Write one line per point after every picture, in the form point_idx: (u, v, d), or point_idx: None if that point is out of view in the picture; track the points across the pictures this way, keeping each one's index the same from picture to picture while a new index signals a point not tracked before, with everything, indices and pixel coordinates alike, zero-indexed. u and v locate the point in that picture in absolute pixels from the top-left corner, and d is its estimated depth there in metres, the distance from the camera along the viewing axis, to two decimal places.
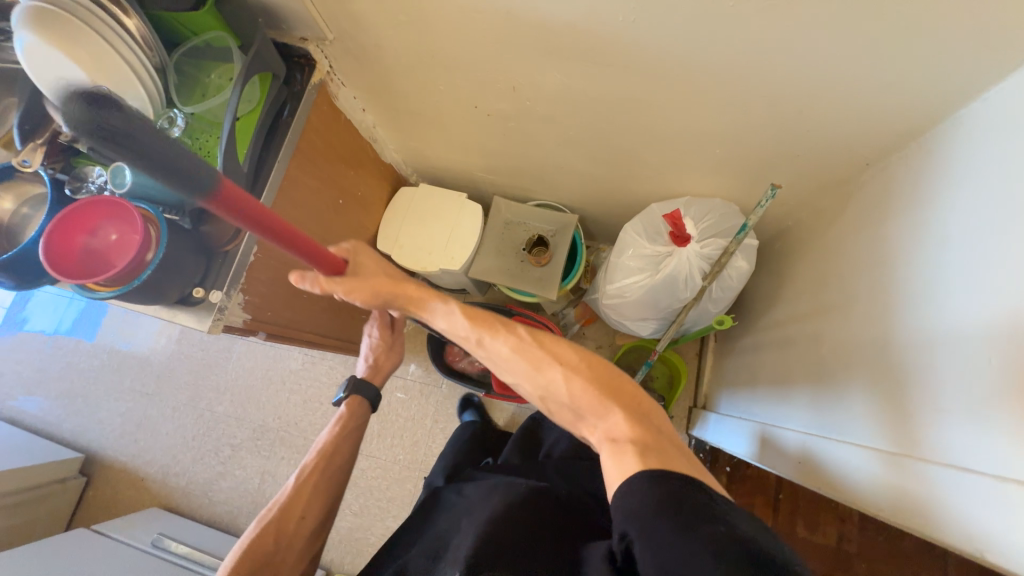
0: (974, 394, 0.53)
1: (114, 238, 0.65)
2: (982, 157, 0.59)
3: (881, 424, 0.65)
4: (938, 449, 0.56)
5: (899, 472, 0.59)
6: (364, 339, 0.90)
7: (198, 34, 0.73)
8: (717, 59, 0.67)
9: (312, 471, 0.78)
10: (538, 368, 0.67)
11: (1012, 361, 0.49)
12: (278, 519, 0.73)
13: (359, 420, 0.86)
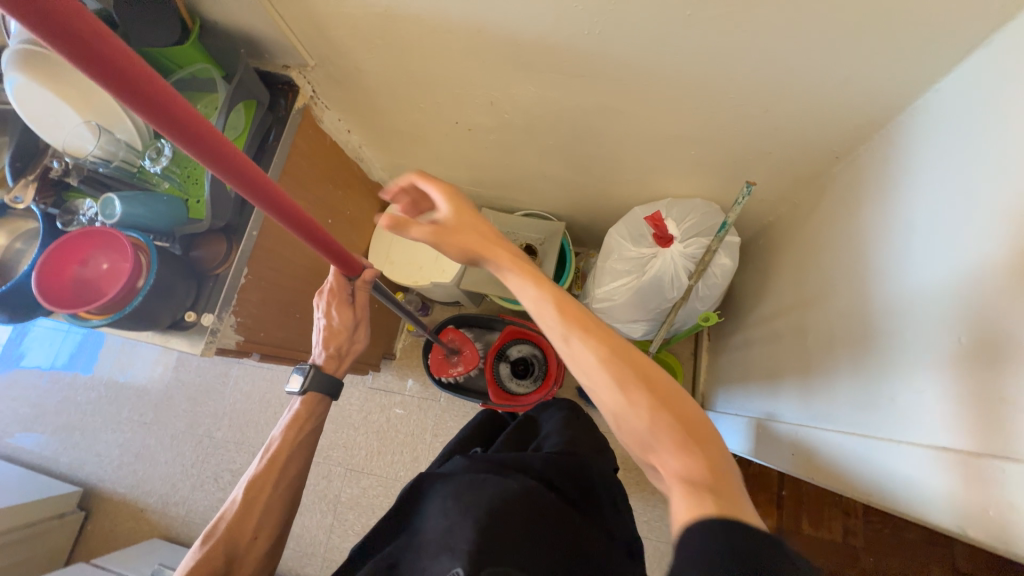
0: (996, 352, 0.45)
1: (105, 266, 0.68)
2: (946, 130, 0.57)
3: (888, 407, 0.57)
4: (964, 426, 0.47)
5: (936, 460, 0.48)
6: (316, 320, 0.75)
7: (183, 67, 0.75)
8: (674, 65, 0.67)
9: (267, 481, 0.69)
10: (626, 387, 0.43)
11: (1005, 326, 0.45)
12: (226, 539, 0.64)
13: (316, 419, 0.75)
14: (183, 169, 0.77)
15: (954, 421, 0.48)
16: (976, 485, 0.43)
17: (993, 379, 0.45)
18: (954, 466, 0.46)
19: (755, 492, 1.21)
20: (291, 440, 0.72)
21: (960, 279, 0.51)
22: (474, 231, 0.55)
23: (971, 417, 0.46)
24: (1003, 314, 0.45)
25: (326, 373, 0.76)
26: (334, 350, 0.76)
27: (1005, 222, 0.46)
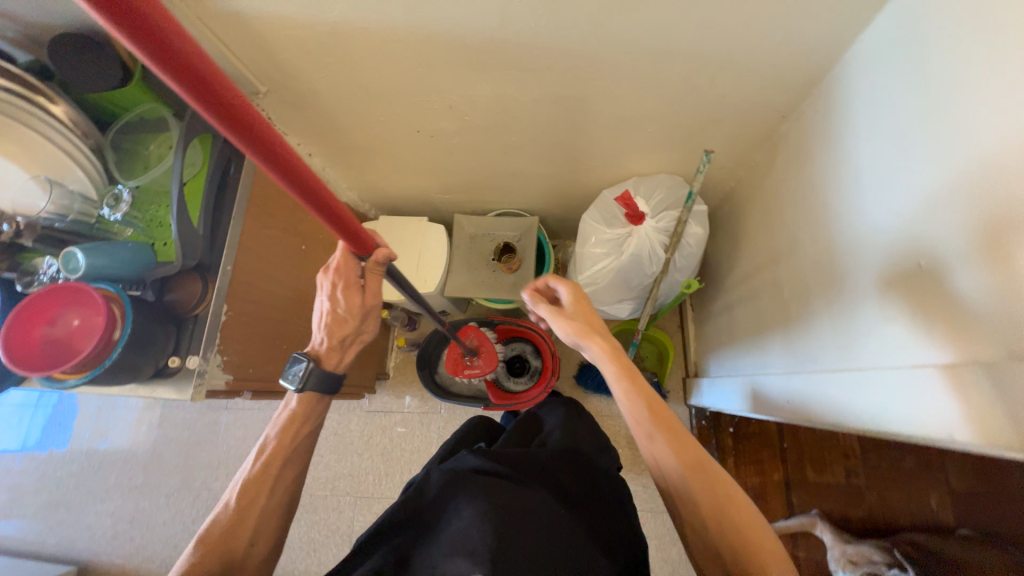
0: (949, 266, 0.48)
1: (76, 322, 0.66)
2: (876, 74, 0.61)
3: (861, 339, 0.61)
4: (930, 346, 0.49)
5: (909, 380, 0.51)
6: (321, 302, 0.71)
7: (130, 110, 0.74)
8: (621, 46, 0.70)
9: (264, 486, 0.63)
10: (704, 498, 0.55)
11: (955, 241, 0.47)
12: (220, 548, 0.59)
13: (314, 420, 0.71)
14: (144, 214, 0.74)
15: (923, 339, 0.50)
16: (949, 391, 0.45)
17: (946, 292, 0.48)
18: (932, 377, 0.48)
19: (759, 450, 1.32)
20: (288, 442, 0.67)
21: (908, 205, 0.54)
22: (585, 322, 0.69)
23: (936, 330, 0.48)
24: (947, 228, 0.48)
25: (324, 365, 0.71)
26: (334, 337, 0.72)
27: (937, 145, 0.50)
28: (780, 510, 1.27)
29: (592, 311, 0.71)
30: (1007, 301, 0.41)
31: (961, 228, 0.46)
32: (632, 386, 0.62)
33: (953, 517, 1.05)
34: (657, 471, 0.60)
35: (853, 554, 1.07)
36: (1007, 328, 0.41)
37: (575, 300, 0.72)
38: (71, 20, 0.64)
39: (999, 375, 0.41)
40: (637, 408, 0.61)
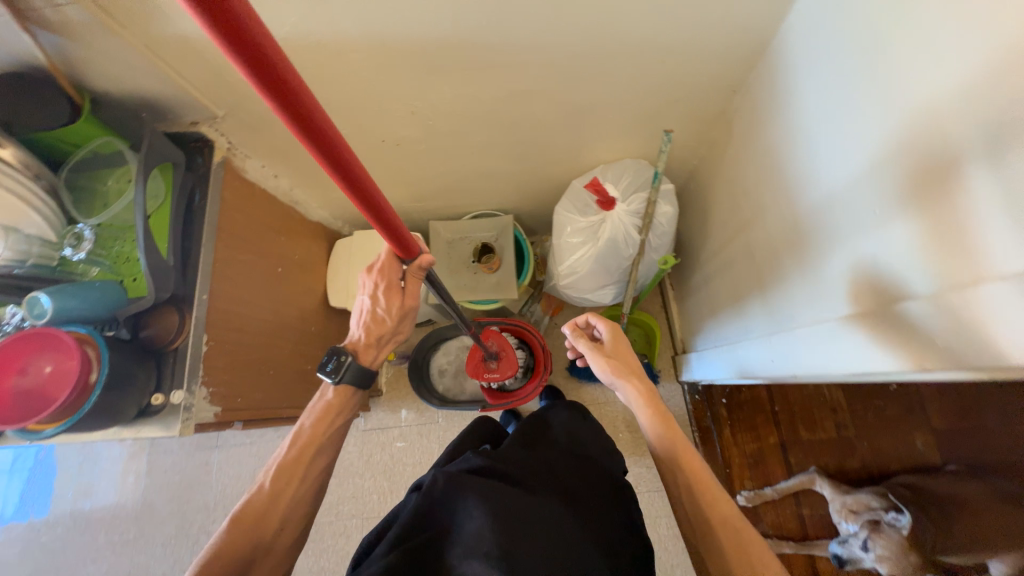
0: (892, 213, 0.51)
1: (49, 369, 0.63)
2: (812, 42, 0.64)
3: (823, 291, 0.64)
4: (878, 288, 0.52)
5: (857, 323, 0.54)
6: (362, 300, 0.76)
7: (83, 145, 0.71)
8: (572, 37, 0.72)
9: (297, 471, 0.67)
10: (720, 522, 0.60)
11: (894, 188, 0.50)
12: (253, 528, 0.62)
13: (344, 415, 0.75)
14: (109, 251, 0.72)
15: (879, 281, 0.52)
16: (898, 329, 0.47)
17: (888, 236, 0.51)
18: (885, 317, 0.50)
19: (753, 416, 1.29)
20: (321, 432, 0.71)
21: (858, 157, 0.56)
22: (626, 363, 0.78)
23: (888, 271, 0.51)
24: (894, 174, 0.50)
25: (361, 360, 0.76)
26: (371, 335, 0.77)
27: (879, 96, 0.52)
28: (779, 472, 1.24)
29: (631, 354, 0.80)
30: (949, 234, 0.43)
31: (897, 175, 0.50)
32: (667, 431, 0.69)
33: (931, 453, 1.16)
34: (688, 523, 0.63)
35: (853, 503, 1.09)
36: (948, 259, 0.43)
37: (614, 340, 0.81)
38: (14, 61, 0.63)
39: (945, 306, 0.43)
40: (670, 451, 0.68)
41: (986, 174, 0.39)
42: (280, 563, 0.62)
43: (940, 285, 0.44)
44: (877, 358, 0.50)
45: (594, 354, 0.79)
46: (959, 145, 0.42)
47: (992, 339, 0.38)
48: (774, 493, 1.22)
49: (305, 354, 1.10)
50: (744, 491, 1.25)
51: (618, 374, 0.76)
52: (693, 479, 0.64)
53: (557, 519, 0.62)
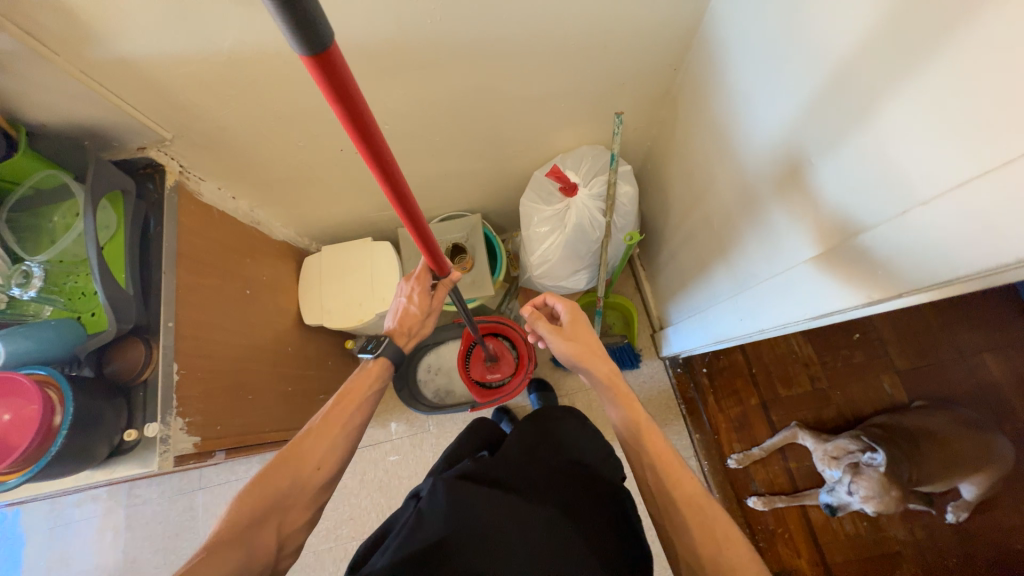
0: (827, 159, 0.55)
1: (6, 417, 0.59)
2: (737, 12, 0.68)
3: (779, 244, 0.67)
4: (825, 232, 0.56)
5: (810, 267, 0.57)
6: (398, 296, 0.83)
7: (22, 181, 0.68)
8: (516, 30, 0.74)
9: (340, 419, 0.69)
10: (682, 488, 0.63)
11: (825, 137, 0.54)
12: (294, 464, 0.63)
13: (381, 382, 0.76)
14: (62, 287, 0.69)
15: (822, 227, 0.56)
16: (840, 269, 0.52)
17: (828, 179, 0.55)
18: (834, 257, 0.53)
19: (733, 381, 1.34)
20: (363, 391, 0.73)
21: (789, 116, 0.60)
22: (585, 342, 0.80)
23: (828, 217, 0.55)
24: (823, 126, 0.54)
25: (397, 344, 0.79)
26: (406, 327, 0.81)
27: (800, 56, 0.56)
28: (763, 432, 1.29)
29: (592, 335, 0.81)
30: (877, 170, 0.47)
31: (827, 124, 0.53)
32: (630, 410, 0.72)
33: (898, 394, 1.25)
34: (654, 505, 0.66)
35: (834, 450, 1.14)
36: (880, 193, 0.46)
37: (573, 322, 0.82)
38: None
39: (880, 236, 0.46)
40: (634, 432, 0.70)
41: (900, 110, 0.43)
42: (311, 504, 0.63)
43: (873, 221, 0.48)
44: (834, 296, 0.53)
45: (555, 338, 0.80)
46: (873, 88, 0.46)
47: (920, 259, 0.41)
48: (761, 452, 1.27)
49: (284, 375, 1.07)
50: (733, 454, 1.29)
51: (579, 357, 0.78)
52: (659, 463, 0.66)
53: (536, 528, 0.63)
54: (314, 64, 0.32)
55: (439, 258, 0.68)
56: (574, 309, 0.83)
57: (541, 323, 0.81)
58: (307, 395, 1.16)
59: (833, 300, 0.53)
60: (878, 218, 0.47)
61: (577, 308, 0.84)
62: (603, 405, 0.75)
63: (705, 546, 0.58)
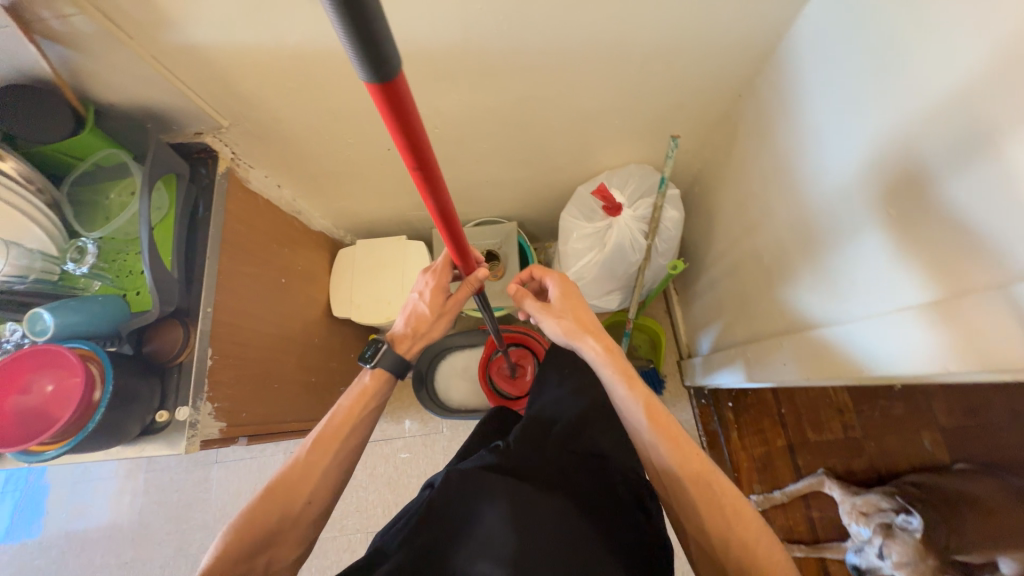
0: (925, 205, 0.50)
1: (50, 388, 0.61)
2: (817, 48, 0.65)
3: (853, 287, 0.62)
4: (922, 283, 0.51)
5: (906, 319, 0.52)
6: (412, 292, 0.79)
7: (85, 158, 0.70)
8: (581, 43, 0.72)
9: (331, 448, 0.67)
10: (692, 477, 0.60)
11: (926, 180, 0.50)
12: (282, 500, 0.62)
13: (380, 399, 0.73)
14: (112, 265, 0.71)
15: (914, 277, 0.52)
16: (928, 328, 0.49)
17: (921, 227, 0.51)
18: (936, 313, 0.48)
19: (760, 419, 1.29)
20: (357, 412, 0.70)
21: (875, 157, 0.57)
22: (577, 313, 0.75)
23: (922, 267, 0.50)
24: (922, 169, 0.50)
25: (397, 349, 0.75)
26: (412, 328, 0.77)
27: (893, 97, 0.53)
28: (787, 476, 1.24)
29: (583, 307, 0.76)
30: (994, 222, 0.42)
31: (930, 166, 0.49)
32: (630, 387, 0.66)
33: (940, 453, 1.11)
34: (656, 475, 0.64)
35: (863, 505, 1.08)
36: (998, 247, 0.42)
37: (564, 296, 0.76)
38: (15, 73, 0.62)
39: (1006, 297, 0.41)
40: (634, 409, 0.65)
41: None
42: (300, 541, 0.63)
43: (992, 277, 0.43)
44: (934, 355, 0.48)
45: (545, 314, 0.75)
46: (992, 132, 0.42)
47: None
48: (783, 497, 1.22)
49: (309, 366, 1.07)
50: (754, 494, 1.25)
51: (570, 332, 0.73)
52: (661, 437, 0.63)
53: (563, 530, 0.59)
54: (377, 89, 0.33)
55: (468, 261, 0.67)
56: (565, 282, 0.79)
57: (529, 300, 0.76)
58: (328, 387, 1.16)
59: (924, 359, 0.49)
60: (999, 275, 0.42)
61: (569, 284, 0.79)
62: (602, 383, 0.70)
63: (715, 524, 0.57)
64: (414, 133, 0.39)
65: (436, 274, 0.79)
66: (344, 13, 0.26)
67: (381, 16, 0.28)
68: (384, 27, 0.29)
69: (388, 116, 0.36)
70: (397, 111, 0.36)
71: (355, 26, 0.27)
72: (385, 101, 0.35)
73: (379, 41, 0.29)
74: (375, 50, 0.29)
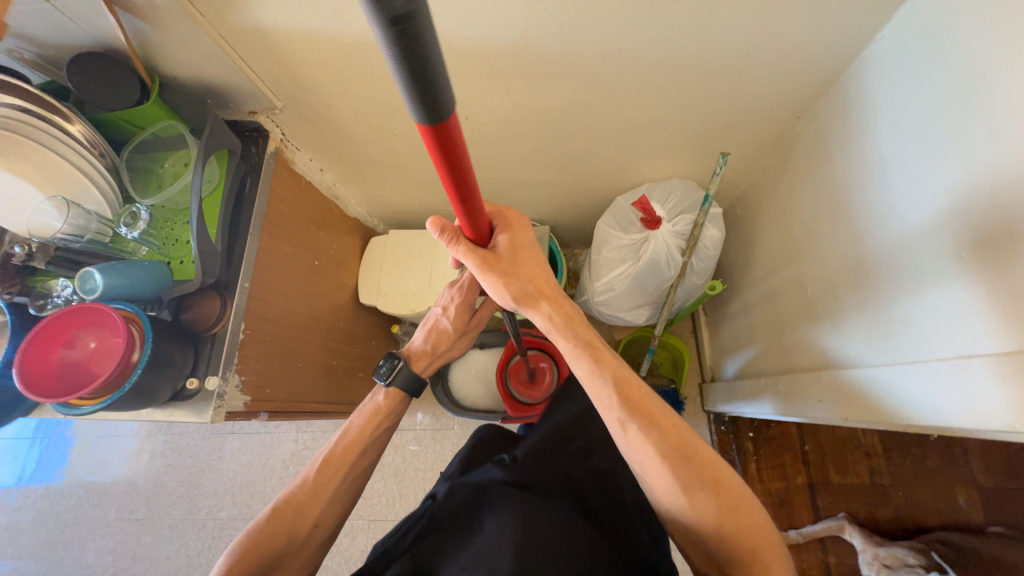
0: (1008, 250, 0.46)
1: (93, 345, 0.63)
2: (892, 74, 0.62)
3: (914, 321, 0.58)
4: (999, 332, 0.47)
5: (969, 364, 0.49)
6: (436, 307, 0.84)
7: (146, 127, 0.73)
8: (639, 53, 0.71)
9: (340, 468, 0.67)
10: (690, 489, 0.55)
11: (1012, 221, 0.46)
12: (290, 521, 0.62)
13: (393, 416, 0.74)
14: (161, 232, 0.75)
15: (989, 321, 0.48)
16: (995, 381, 0.46)
17: (999, 271, 0.47)
18: (1015, 370, 0.44)
19: (781, 453, 1.22)
20: (369, 432, 0.71)
21: (951, 190, 0.53)
22: (528, 271, 0.64)
23: (999, 317, 0.47)
24: (1006, 214, 0.47)
25: (414, 368, 0.80)
26: (432, 347, 0.82)
27: (974, 133, 0.50)
28: (805, 515, 1.17)
29: (532, 263, 0.64)
30: None
31: (1016, 207, 0.45)
32: (595, 363, 0.62)
33: (973, 512, 1.05)
34: (628, 456, 0.59)
35: (887, 557, 1.01)
36: None
37: (512, 251, 0.63)
38: (93, 41, 0.65)
39: None
40: (604, 384, 0.61)
41: None
42: (304, 565, 0.63)
43: None
44: (1005, 408, 0.44)
45: (485, 268, 0.61)
46: None
47: None
48: (799, 538, 1.14)
49: (332, 350, 1.09)
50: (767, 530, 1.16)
51: (522, 296, 0.63)
52: (633, 412, 0.58)
53: (568, 523, 0.60)
54: (427, 129, 0.36)
55: (484, 239, 0.59)
56: (513, 227, 0.64)
57: (464, 246, 0.60)
58: (349, 372, 1.18)
59: (989, 410, 0.46)
60: None
61: (522, 227, 0.65)
62: (563, 356, 0.64)
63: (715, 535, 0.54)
64: (456, 159, 0.41)
65: (462, 290, 0.83)
66: (406, 66, 0.29)
67: (443, 68, 0.31)
68: (443, 79, 0.32)
69: (437, 151, 0.39)
70: (442, 144, 0.38)
71: (414, 75, 0.30)
72: (432, 137, 0.37)
73: (437, 89, 0.31)
74: (431, 96, 0.32)
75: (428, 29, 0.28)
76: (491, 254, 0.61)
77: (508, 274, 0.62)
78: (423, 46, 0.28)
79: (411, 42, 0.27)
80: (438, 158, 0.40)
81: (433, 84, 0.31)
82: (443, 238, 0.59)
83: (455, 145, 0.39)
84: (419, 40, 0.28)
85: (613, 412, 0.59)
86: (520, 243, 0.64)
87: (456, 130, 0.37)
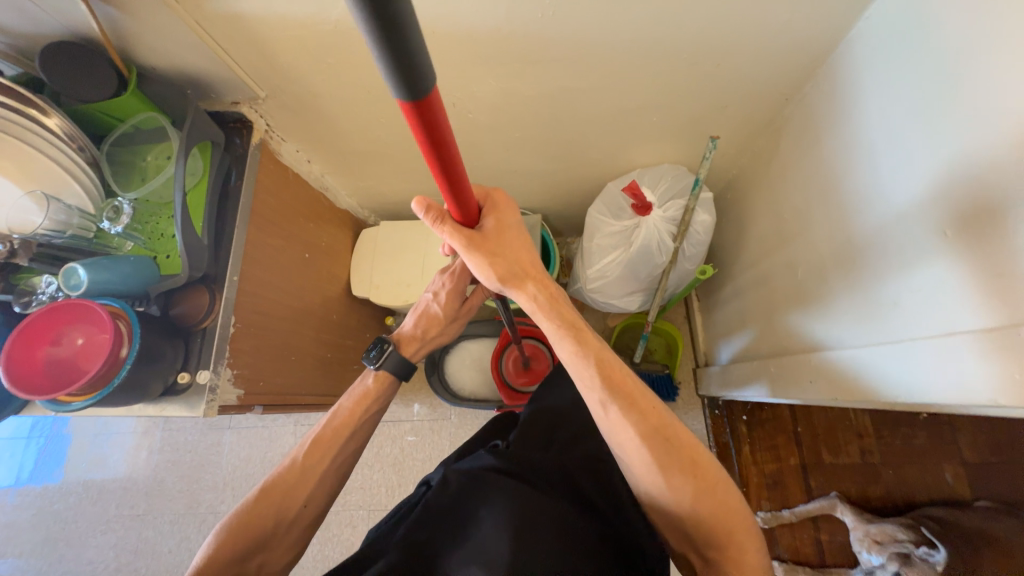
0: (993, 226, 0.46)
1: (80, 341, 0.63)
2: (879, 51, 0.62)
3: (901, 299, 0.58)
4: (984, 308, 0.47)
5: (955, 342, 0.49)
6: (427, 292, 0.84)
7: (126, 119, 0.72)
8: (625, 35, 0.70)
9: (327, 454, 0.67)
10: (670, 473, 0.55)
11: (996, 197, 0.46)
12: (278, 503, 0.63)
13: (382, 401, 0.74)
14: (145, 226, 0.74)
15: (974, 297, 0.48)
16: (980, 358, 0.46)
17: (985, 247, 0.47)
18: (1001, 346, 0.44)
19: (774, 435, 1.23)
20: (357, 415, 0.71)
21: (937, 167, 0.53)
22: (514, 254, 0.64)
23: (984, 293, 0.47)
24: (992, 191, 0.47)
25: (403, 352, 0.80)
26: (421, 332, 0.82)
27: (959, 109, 0.50)
28: (798, 495, 1.18)
29: (518, 246, 0.64)
30: None
31: (1002, 183, 0.45)
32: (578, 345, 0.62)
33: (960, 487, 1.08)
34: (610, 440, 0.60)
35: (877, 534, 1.03)
36: None
37: (498, 234, 0.63)
38: (65, 31, 0.63)
39: None
40: (586, 366, 0.61)
41: None
42: (292, 546, 0.63)
43: None
44: (990, 383, 0.45)
45: (470, 249, 0.61)
46: None
47: None
48: (792, 517, 1.16)
49: (325, 343, 1.09)
50: (761, 511, 1.19)
51: (508, 278, 0.63)
52: (613, 394, 0.59)
53: (565, 513, 0.59)
54: (409, 108, 0.35)
55: (471, 221, 0.59)
56: (499, 212, 0.64)
57: (449, 227, 0.59)
58: (343, 365, 1.18)
59: (974, 386, 0.46)
60: None
61: (508, 211, 0.65)
62: (547, 339, 0.64)
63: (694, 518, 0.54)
64: (441, 139, 0.40)
65: (453, 276, 0.83)
66: (385, 44, 0.29)
67: (423, 46, 0.31)
68: (424, 56, 0.31)
69: (419, 131, 0.39)
70: (426, 123, 0.38)
71: (394, 55, 0.30)
72: (417, 117, 0.36)
73: (417, 66, 0.31)
74: (412, 74, 0.32)
75: (407, 5, 0.27)
76: (477, 234, 0.61)
77: (493, 257, 0.62)
78: (406, 27, 0.28)
79: (390, 18, 0.27)
80: (422, 136, 0.40)
81: (413, 61, 0.31)
82: (429, 217, 0.58)
83: (439, 124, 0.38)
84: (398, 18, 0.27)
85: (595, 395, 0.60)
86: (506, 226, 0.64)
87: (438, 110, 0.37)
